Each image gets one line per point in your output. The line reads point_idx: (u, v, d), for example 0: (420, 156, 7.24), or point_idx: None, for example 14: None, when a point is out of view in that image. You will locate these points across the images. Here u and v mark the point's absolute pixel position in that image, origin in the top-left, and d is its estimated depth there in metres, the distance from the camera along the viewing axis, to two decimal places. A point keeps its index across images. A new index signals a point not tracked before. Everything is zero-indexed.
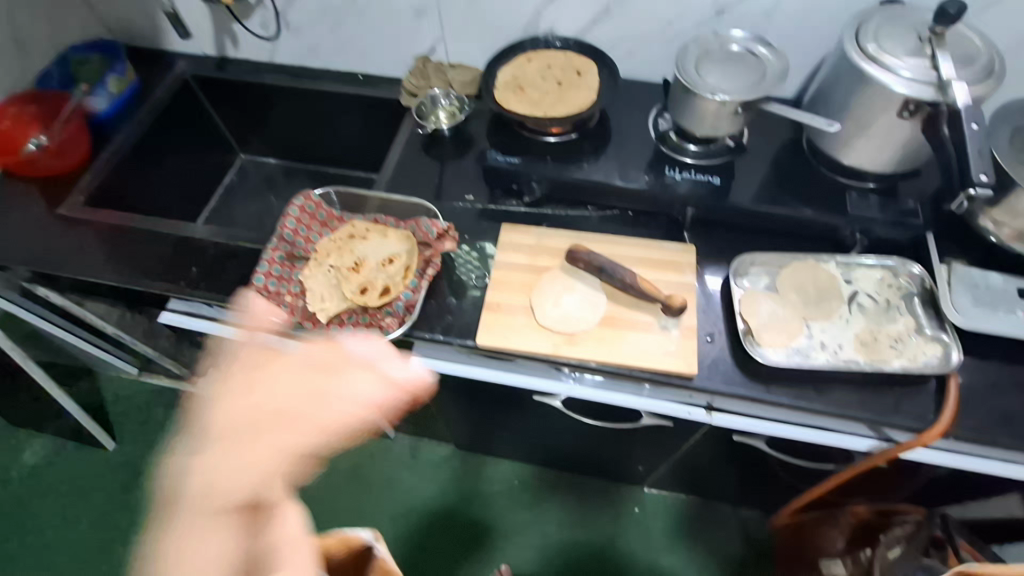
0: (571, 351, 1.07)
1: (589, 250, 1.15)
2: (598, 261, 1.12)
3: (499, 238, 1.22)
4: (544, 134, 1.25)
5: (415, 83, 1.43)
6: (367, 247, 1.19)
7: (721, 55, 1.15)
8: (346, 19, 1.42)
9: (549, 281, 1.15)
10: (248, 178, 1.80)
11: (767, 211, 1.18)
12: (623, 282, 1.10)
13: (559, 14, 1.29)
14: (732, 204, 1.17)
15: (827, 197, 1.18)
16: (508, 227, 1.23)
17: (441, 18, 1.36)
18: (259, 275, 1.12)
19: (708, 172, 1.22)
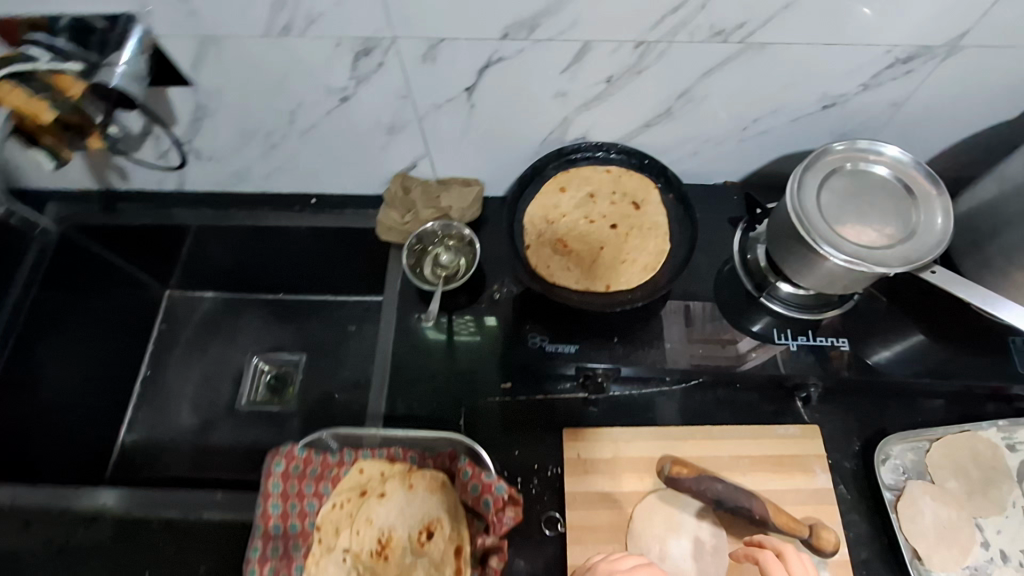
0: None
1: (693, 468, 0.87)
2: (713, 488, 0.85)
3: (563, 456, 0.90)
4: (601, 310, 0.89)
5: (400, 216, 1.04)
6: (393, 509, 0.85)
7: (849, 183, 0.79)
8: (281, 142, 0.98)
9: (646, 513, 0.86)
10: (183, 321, 1.38)
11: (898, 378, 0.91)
12: (750, 515, 0.83)
13: (597, 119, 0.89)
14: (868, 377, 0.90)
15: (976, 351, 0.92)
16: (572, 437, 0.91)
17: (423, 134, 0.94)
18: None
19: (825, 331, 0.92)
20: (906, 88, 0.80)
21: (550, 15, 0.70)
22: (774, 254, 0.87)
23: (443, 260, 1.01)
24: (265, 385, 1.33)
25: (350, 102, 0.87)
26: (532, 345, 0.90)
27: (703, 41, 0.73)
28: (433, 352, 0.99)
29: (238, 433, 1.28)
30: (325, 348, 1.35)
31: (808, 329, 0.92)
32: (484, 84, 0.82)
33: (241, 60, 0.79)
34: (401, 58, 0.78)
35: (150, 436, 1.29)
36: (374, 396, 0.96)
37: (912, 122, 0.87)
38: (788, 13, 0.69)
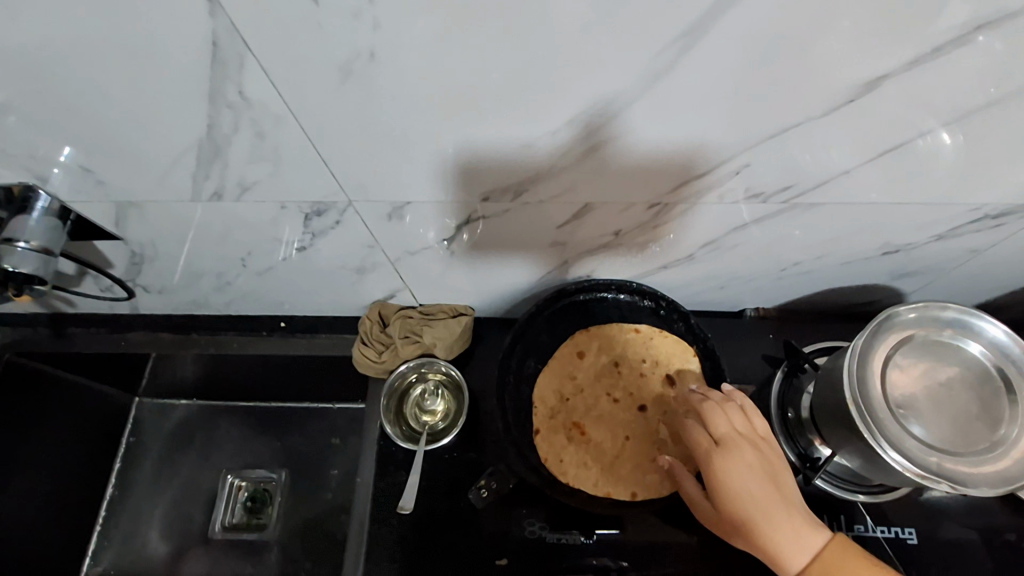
0: None
1: None
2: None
3: None
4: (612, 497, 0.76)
5: (375, 354, 0.90)
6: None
7: (922, 361, 0.63)
8: (238, 280, 0.85)
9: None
10: (154, 432, 1.27)
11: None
12: None
13: (603, 263, 0.75)
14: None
15: None
16: None
17: (400, 274, 0.80)
18: None
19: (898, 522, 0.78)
20: (989, 238, 0.65)
21: (542, 183, 0.57)
22: (831, 435, 0.68)
23: (430, 406, 0.89)
24: (242, 507, 1.21)
25: (308, 250, 0.74)
26: (530, 532, 0.80)
27: (734, 201, 0.59)
28: (414, 522, 0.83)
29: (213, 565, 1.17)
30: (307, 464, 1.23)
31: (865, 515, 0.78)
32: (466, 237, 0.69)
33: (172, 217, 0.67)
34: (362, 216, 0.65)
35: (118, 565, 1.18)
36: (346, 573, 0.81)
37: (988, 266, 0.71)
38: (852, 174, 0.55)
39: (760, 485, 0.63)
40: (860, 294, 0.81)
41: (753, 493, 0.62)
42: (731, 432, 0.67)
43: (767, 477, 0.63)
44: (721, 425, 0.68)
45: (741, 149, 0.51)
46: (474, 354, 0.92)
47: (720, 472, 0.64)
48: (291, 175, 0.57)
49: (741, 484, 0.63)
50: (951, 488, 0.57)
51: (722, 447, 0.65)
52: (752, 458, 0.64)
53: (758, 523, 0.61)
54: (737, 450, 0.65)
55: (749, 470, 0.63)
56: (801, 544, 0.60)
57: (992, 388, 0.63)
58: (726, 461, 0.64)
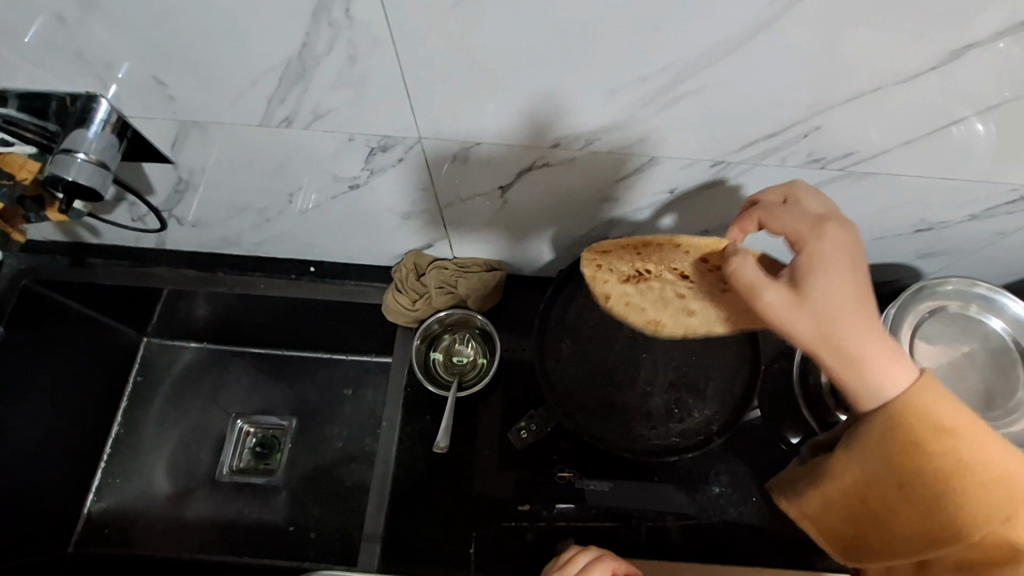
0: None
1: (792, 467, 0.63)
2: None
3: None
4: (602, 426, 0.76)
5: (408, 302, 0.91)
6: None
7: (946, 334, 0.68)
8: (277, 218, 0.85)
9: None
10: (163, 374, 1.26)
11: None
12: None
13: (648, 223, 0.77)
14: None
15: None
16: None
17: (444, 221, 0.81)
18: None
19: None
20: (1017, 221, 0.69)
21: (613, 133, 0.58)
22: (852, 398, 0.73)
23: (461, 353, 0.92)
24: (250, 451, 1.22)
25: (360, 189, 0.74)
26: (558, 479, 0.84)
27: (793, 166, 0.62)
28: (442, 467, 0.87)
29: (219, 507, 1.18)
30: (318, 413, 1.24)
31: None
32: (521, 185, 0.70)
33: (231, 144, 0.67)
34: (426, 155, 0.65)
35: (121, 503, 1.18)
36: (370, 513, 0.86)
37: (1007, 250, 0.75)
38: (899, 151, 0.59)
39: (860, 304, 0.49)
40: (884, 272, 0.85)
41: (848, 313, 0.49)
42: (798, 225, 0.53)
43: (863, 298, 0.49)
44: (795, 224, 0.53)
45: (815, 111, 0.54)
46: (505, 309, 0.95)
47: (815, 279, 0.49)
48: (369, 106, 0.57)
49: (841, 295, 0.49)
50: None
51: (825, 242, 0.50)
52: (848, 277, 0.49)
53: (849, 334, 0.48)
54: (828, 243, 0.50)
55: (846, 284, 0.49)
56: (899, 377, 0.49)
57: (1008, 361, 0.67)
58: (828, 264, 0.49)
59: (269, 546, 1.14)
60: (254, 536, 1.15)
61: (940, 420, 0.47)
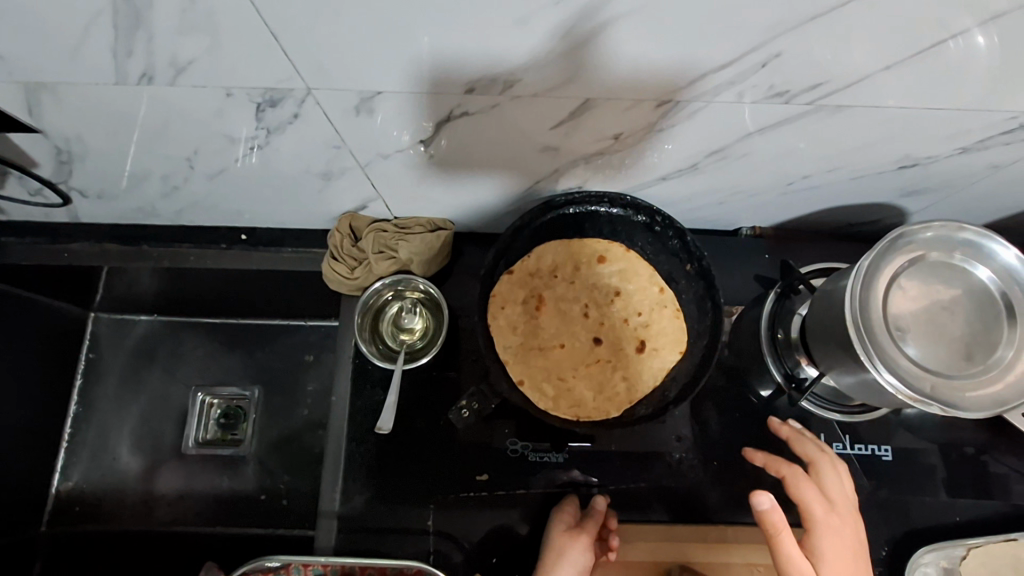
0: None
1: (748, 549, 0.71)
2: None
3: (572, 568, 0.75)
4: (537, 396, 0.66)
5: (347, 270, 0.83)
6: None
7: (924, 285, 0.61)
8: (187, 185, 0.75)
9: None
10: (115, 349, 1.21)
11: (939, 483, 0.80)
12: None
13: (597, 174, 0.67)
14: (904, 487, 0.79)
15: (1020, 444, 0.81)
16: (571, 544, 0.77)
17: (368, 180, 0.72)
18: None
19: (874, 434, 0.81)
20: (1014, 152, 0.60)
21: (534, 70, 0.48)
22: (823, 355, 0.68)
23: (409, 323, 0.85)
24: (215, 423, 1.18)
25: (265, 150, 0.65)
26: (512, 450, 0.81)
27: (753, 101, 0.52)
28: (395, 441, 0.82)
29: (187, 480, 1.15)
30: (281, 382, 1.19)
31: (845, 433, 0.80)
32: (445, 137, 0.61)
33: (97, 106, 0.56)
34: (324, 108, 0.55)
35: (87, 481, 1.15)
36: (325, 490, 0.82)
37: (999, 185, 0.67)
38: (879, 77, 0.49)
39: (849, 560, 0.64)
40: (864, 212, 0.76)
41: (843, 551, 0.64)
42: (841, 498, 0.68)
43: (854, 549, 0.65)
44: (833, 491, 0.69)
45: (776, 33, 0.44)
46: (454, 270, 0.87)
47: (829, 563, 0.63)
48: (238, 52, 0.47)
49: (817, 525, 0.66)
50: (937, 408, 0.55)
51: (830, 517, 0.66)
52: (850, 529, 0.66)
53: None
54: (841, 527, 0.66)
55: (850, 551, 0.65)
56: None
57: (994, 313, 0.60)
58: (823, 536, 0.65)
59: (242, 515, 1.12)
60: (226, 506, 1.13)
61: None
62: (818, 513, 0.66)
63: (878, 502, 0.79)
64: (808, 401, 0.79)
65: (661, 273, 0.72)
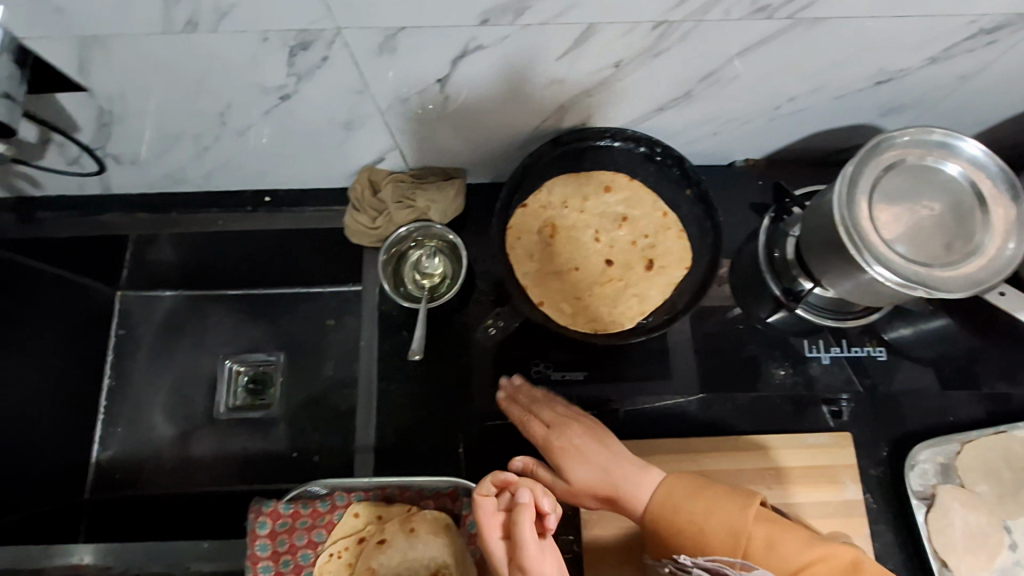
0: None
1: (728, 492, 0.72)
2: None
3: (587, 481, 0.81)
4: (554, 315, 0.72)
5: (368, 220, 0.89)
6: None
7: (906, 187, 0.66)
8: (216, 144, 0.81)
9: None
10: (143, 324, 1.26)
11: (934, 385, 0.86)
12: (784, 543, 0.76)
13: (600, 107, 0.72)
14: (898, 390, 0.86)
15: (1001, 341, 0.88)
16: None
17: (386, 128, 0.77)
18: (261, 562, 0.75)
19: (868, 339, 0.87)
20: (979, 60, 0.66)
21: None
22: (816, 262, 0.74)
23: (429, 268, 0.90)
24: (243, 389, 1.23)
25: (293, 100, 0.70)
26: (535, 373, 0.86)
27: (741, 17, 0.58)
28: (425, 377, 0.89)
29: (220, 443, 1.20)
30: (304, 346, 1.24)
31: (841, 338, 0.87)
32: (460, 75, 0.66)
33: (140, 58, 0.62)
34: (351, 49, 0.61)
35: (126, 450, 1.20)
36: (361, 425, 0.88)
37: (969, 97, 0.73)
38: None
39: (598, 447, 0.71)
40: (849, 136, 0.82)
41: (585, 446, 0.72)
42: (555, 416, 0.75)
43: (593, 443, 0.72)
44: (546, 416, 0.76)
45: None
46: (469, 218, 0.93)
47: (575, 461, 0.71)
48: None
49: (548, 440, 0.73)
50: (923, 291, 0.62)
51: (564, 430, 0.73)
52: (583, 428, 0.74)
53: (601, 488, 0.69)
54: (569, 435, 0.73)
55: (589, 443, 0.72)
56: (639, 486, 0.68)
57: (965, 203, 0.66)
58: (569, 438, 0.72)
59: (276, 472, 1.17)
60: (261, 465, 1.18)
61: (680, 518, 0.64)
62: (558, 427, 0.74)
63: (876, 406, 0.86)
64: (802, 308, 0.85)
65: (663, 200, 0.78)
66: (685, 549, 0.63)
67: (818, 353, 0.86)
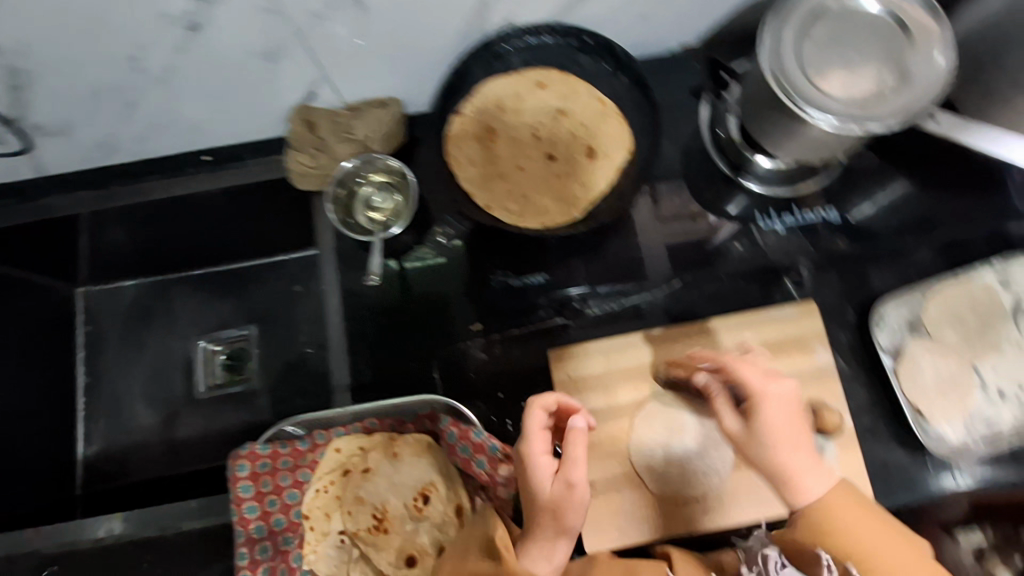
0: (709, 522, 0.79)
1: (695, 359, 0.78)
2: (714, 383, 0.74)
3: (554, 374, 0.83)
4: (504, 218, 0.72)
5: (311, 160, 0.87)
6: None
7: (832, 29, 0.66)
8: (139, 98, 0.78)
9: (654, 508, 0.79)
10: (108, 318, 1.23)
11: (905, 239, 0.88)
12: None
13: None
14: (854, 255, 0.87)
15: (950, 196, 0.89)
16: (565, 356, 0.83)
17: (308, 55, 0.75)
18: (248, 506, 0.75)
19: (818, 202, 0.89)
20: None
21: None
22: (759, 126, 0.75)
23: (381, 202, 0.88)
24: (221, 367, 1.22)
25: (204, 31, 0.68)
26: (496, 282, 0.88)
27: None
28: (389, 309, 0.88)
29: (207, 421, 1.20)
30: (273, 316, 1.23)
31: (790, 206, 0.89)
32: None
33: None
34: None
35: (112, 444, 1.18)
36: (334, 366, 0.88)
37: None
38: None
39: (803, 438, 0.63)
40: None
41: (801, 410, 0.64)
42: (763, 378, 0.65)
43: (796, 415, 0.63)
44: (755, 377, 0.65)
45: None
46: (412, 148, 0.92)
47: (768, 421, 0.63)
48: None
49: (754, 404, 0.64)
50: (861, 127, 0.62)
51: (771, 400, 0.63)
52: (794, 395, 0.64)
53: (775, 461, 0.62)
54: (790, 396, 0.64)
55: (796, 407, 0.64)
56: (821, 478, 0.62)
57: (894, 37, 0.65)
58: (765, 403, 0.63)
59: None
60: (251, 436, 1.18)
61: (837, 525, 0.62)
62: (760, 385, 0.65)
63: (835, 274, 0.87)
64: (741, 175, 0.87)
65: (600, 90, 0.77)
66: (838, 552, 0.61)
67: (770, 223, 0.88)
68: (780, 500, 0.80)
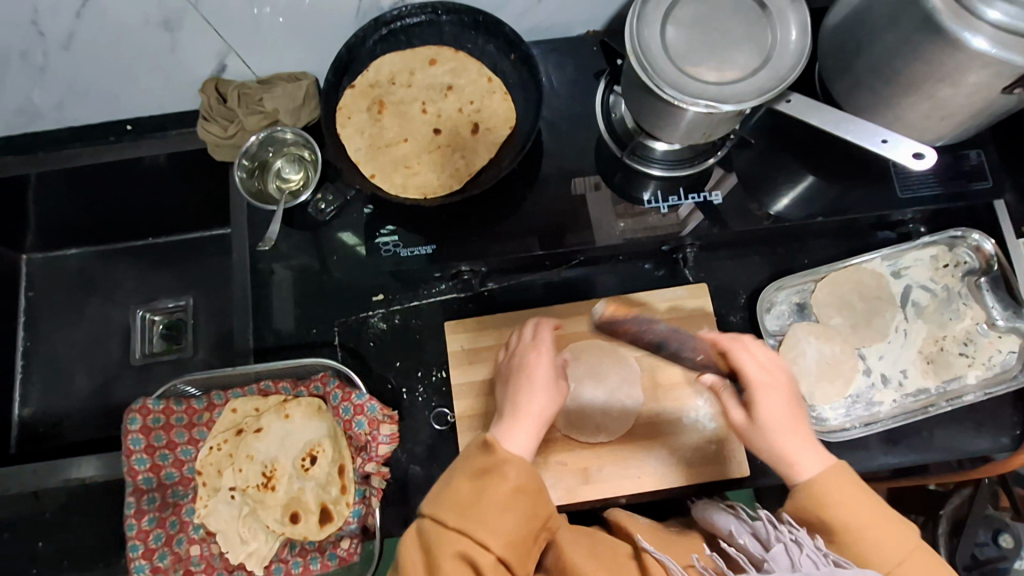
0: (590, 496, 0.80)
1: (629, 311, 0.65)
2: (656, 329, 0.64)
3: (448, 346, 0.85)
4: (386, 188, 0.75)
5: (221, 129, 0.90)
6: (449, 483, 0.59)
7: (695, 11, 0.68)
8: (50, 64, 0.82)
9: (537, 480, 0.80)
10: (48, 284, 1.20)
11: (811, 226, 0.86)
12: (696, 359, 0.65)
13: None
14: (752, 238, 0.88)
15: None
16: (457, 328, 0.85)
17: (207, 26, 0.78)
18: (138, 456, 0.78)
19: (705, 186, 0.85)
20: None
21: None
22: (635, 109, 0.77)
23: (287, 173, 0.89)
24: (159, 336, 1.17)
25: None
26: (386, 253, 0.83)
27: None
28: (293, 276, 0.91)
29: (141, 387, 1.15)
30: (211, 286, 1.18)
31: (677, 188, 0.85)
32: None
33: None
34: None
35: (46, 407, 1.15)
36: (241, 331, 0.91)
37: None
38: None
39: (801, 428, 0.63)
40: None
41: (792, 402, 0.64)
42: (772, 361, 0.65)
43: (792, 399, 0.64)
44: (749, 363, 0.64)
45: None
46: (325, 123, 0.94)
47: (764, 402, 0.63)
48: None
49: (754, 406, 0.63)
50: (717, 105, 0.64)
51: (770, 382, 0.63)
52: (785, 381, 0.64)
53: (771, 443, 0.62)
54: (788, 380, 0.64)
55: (795, 403, 0.64)
56: (815, 460, 0.62)
57: (754, 19, 0.67)
58: (772, 387, 0.63)
59: None
60: None
61: (828, 498, 0.60)
62: (770, 371, 0.64)
63: (731, 257, 0.89)
64: (634, 158, 0.83)
65: (488, 67, 0.80)
66: (832, 527, 0.59)
67: (658, 203, 0.85)
68: (662, 474, 0.80)
